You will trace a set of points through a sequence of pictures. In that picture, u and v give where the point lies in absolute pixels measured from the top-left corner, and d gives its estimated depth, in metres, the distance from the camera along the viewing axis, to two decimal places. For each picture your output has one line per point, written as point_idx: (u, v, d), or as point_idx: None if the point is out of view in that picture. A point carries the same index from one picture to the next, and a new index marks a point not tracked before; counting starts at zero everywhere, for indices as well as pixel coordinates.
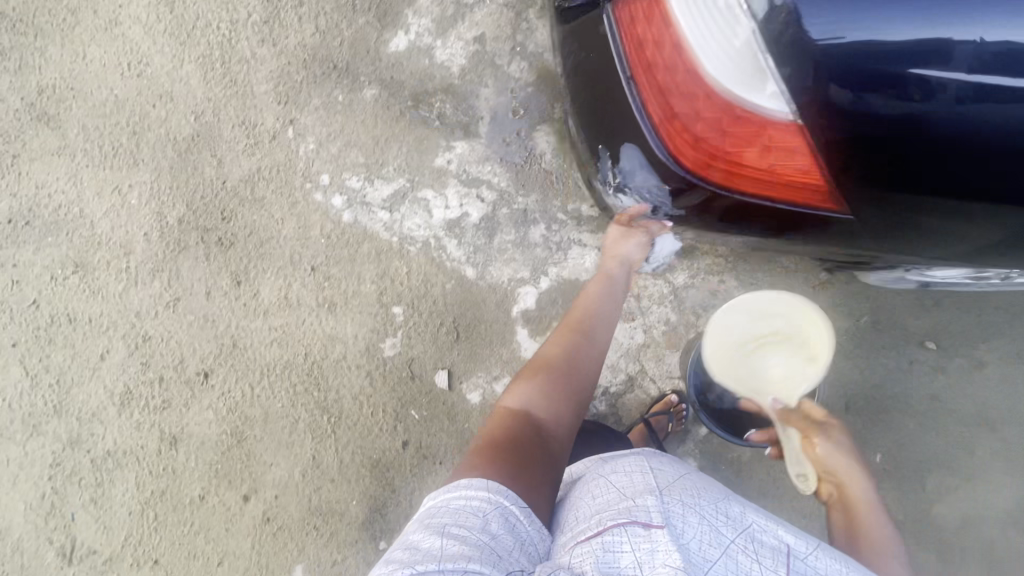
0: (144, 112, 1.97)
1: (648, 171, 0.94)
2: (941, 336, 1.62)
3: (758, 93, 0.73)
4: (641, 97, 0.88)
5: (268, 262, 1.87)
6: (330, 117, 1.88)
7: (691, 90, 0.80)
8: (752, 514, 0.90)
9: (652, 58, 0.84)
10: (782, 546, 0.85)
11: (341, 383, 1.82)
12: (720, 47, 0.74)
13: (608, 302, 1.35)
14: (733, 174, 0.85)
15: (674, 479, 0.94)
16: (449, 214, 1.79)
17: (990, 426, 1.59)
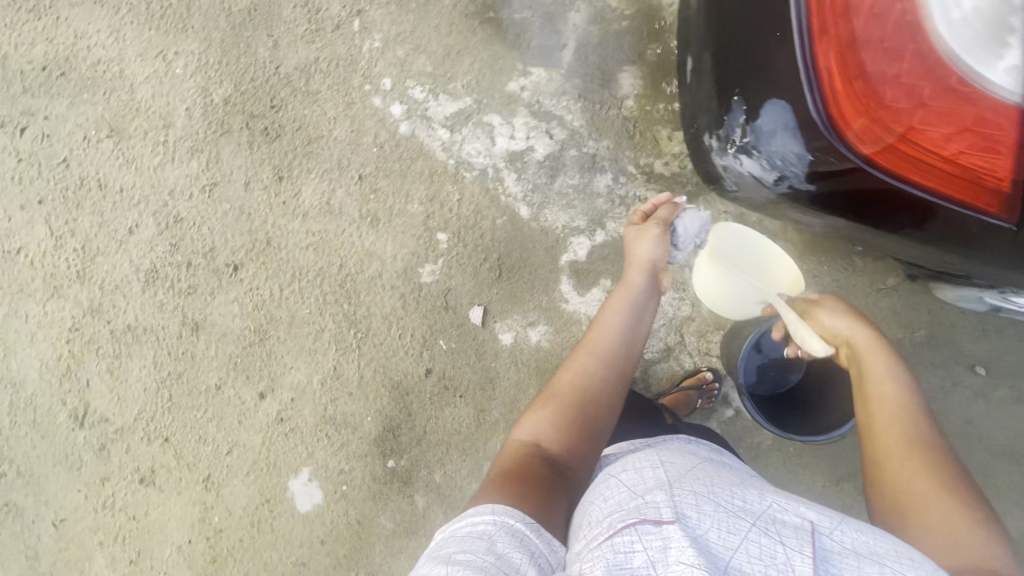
0: None
1: (795, 132, 0.87)
2: (993, 363, 1.58)
3: (989, 65, 0.65)
4: (824, 45, 0.77)
5: (314, 162, 1.77)
6: (401, 16, 1.73)
7: (901, 49, 0.70)
8: (773, 495, 0.69)
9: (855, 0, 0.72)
10: (808, 523, 0.63)
11: (372, 301, 1.77)
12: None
13: (640, 321, 1.21)
14: (914, 156, 0.77)
15: (685, 471, 0.76)
16: (513, 145, 1.68)
17: (1016, 460, 1.58)
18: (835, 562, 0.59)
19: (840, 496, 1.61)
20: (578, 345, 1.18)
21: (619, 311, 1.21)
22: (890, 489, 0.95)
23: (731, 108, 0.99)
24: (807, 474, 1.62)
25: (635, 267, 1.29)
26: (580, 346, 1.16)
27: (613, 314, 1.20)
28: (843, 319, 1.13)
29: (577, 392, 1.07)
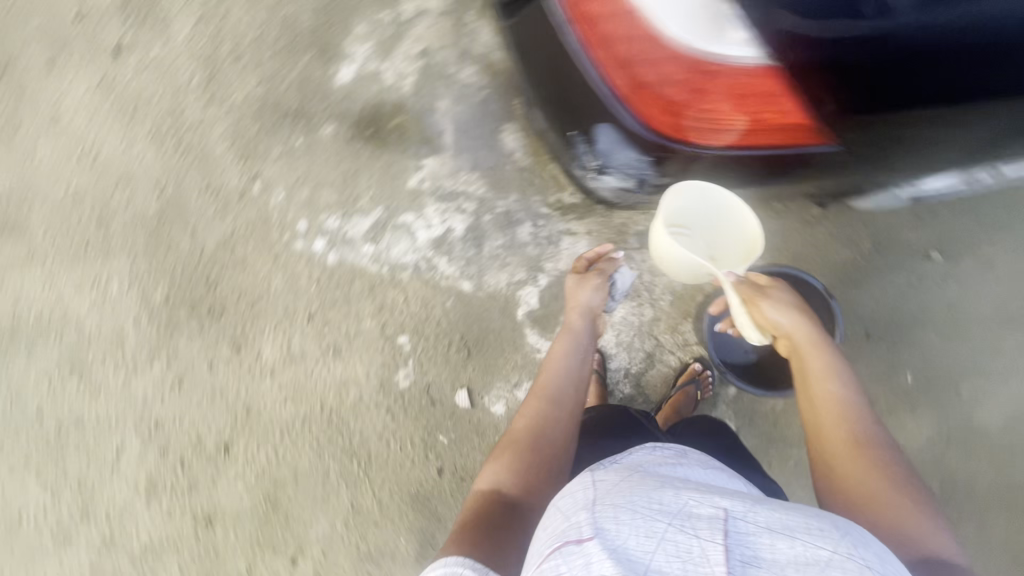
0: (106, 199, 1.93)
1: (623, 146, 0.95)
2: (945, 244, 1.61)
3: (725, 43, 0.74)
4: (605, 68, 0.86)
5: (264, 320, 1.83)
6: (294, 163, 1.85)
7: (654, 56, 0.79)
8: (692, 489, 0.68)
9: (607, 29, 0.82)
10: (725, 510, 0.61)
11: (363, 425, 1.79)
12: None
13: (584, 358, 1.26)
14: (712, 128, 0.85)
15: (612, 473, 0.75)
16: (433, 232, 1.77)
17: (1013, 322, 1.58)
18: (752, 547, 0.57)
19: None
20: (529, 387, 1.19)
21: (561, 348, 1.26)
22: (837, 488, 0.98)
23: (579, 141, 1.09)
24: None
25: (574, 310, 1.38)
26: (532, 387, 1.18)
27: (558, 353, 1.25)
28: (785, 313, 1.14)
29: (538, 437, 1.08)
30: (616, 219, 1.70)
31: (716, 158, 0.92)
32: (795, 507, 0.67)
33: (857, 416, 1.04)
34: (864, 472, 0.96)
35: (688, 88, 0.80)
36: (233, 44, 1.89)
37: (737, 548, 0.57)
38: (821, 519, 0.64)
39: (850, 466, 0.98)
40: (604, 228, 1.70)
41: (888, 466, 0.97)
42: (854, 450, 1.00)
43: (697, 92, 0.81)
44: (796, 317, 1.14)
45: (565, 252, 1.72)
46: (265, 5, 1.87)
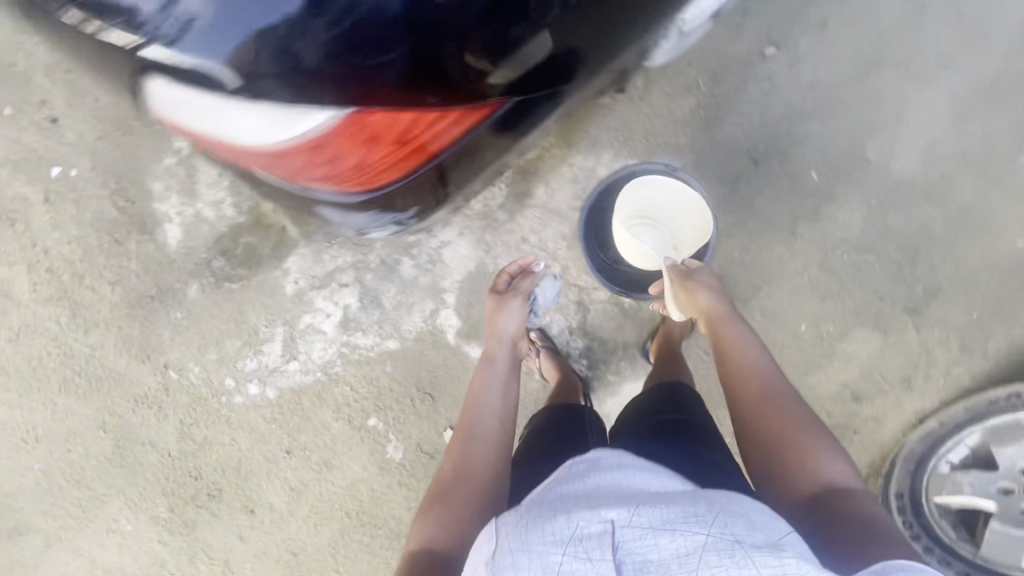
0: (67, 461, 1.98)
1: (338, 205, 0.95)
2: (776, 32, 1.50)
3: (305, 122, 0.75)
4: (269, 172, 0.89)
5: (256, 476, 1.89)
6: (186, 335, 1.85)
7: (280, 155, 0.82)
8: (583, 504, 0.74)
9: (237, 151, 0.84)
10: (612, 522, 0.68)
11: (390, 508, 1.85)
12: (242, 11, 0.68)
13: (506, 388, 1.23)
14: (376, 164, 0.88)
15: (516, 514, 0.79)
16: (335, 318, 1.76)
17: (880, 63, 1.48)
18: (638, 550, 0.66)
19: (804, 240, 1.56)
20: (456, 424, 1.16)
21: (480, 381, 1.24)
22: (757, 440, 0.98)
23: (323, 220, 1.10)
24: (764, 257, 1.57)
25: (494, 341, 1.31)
26: (459, 423, 1.15)
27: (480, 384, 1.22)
28: (704, 299, 1.20)
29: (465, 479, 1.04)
30: (475, 207, 1.64)
31: None
32: (680, 495, 0.76)
33: (767, 370, 1.05)
34: (781, 421, 0.97)
35: (320, 162, 0.85)
36: (67, 269, 1.87)
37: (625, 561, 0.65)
38: (701, 502, 0.74)
39: (767, 418, 0.98)
40: (470, 220, 1.65)
41: (819, 443, 0.94)
42: (787, 426, 0.96)
43: (336, 156, 0.84)
44: (714, 301, 1.19)
45: (452, 263, 1.68)
46: (68, 219, 1.84)
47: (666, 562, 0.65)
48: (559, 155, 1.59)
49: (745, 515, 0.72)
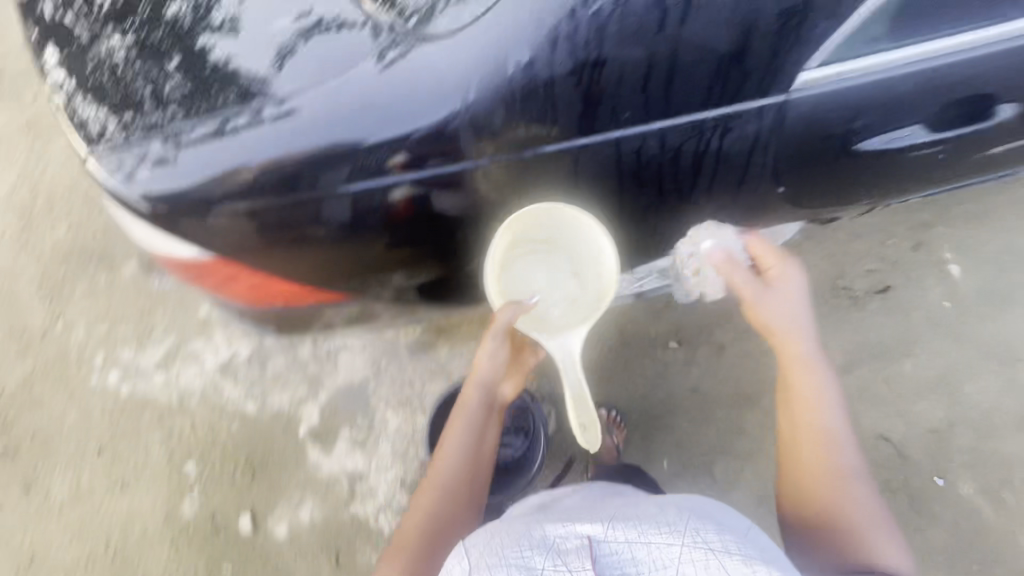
0: None
1: (241, 316, 1.09)
2: (681, 332, 1.71)
3: (133, 228, 0.90)
4: (224, 295, 0.98)
5: (56, 457, 1.82)
6: (95, 301, 1.92)
7: (215, 275, 0.93)
8: (550, 528, 0.83)
9: (193, 275, 0.93)
10: (584, 538, 0.79)
11: (147, 560, 1.73)
12: (216, 157, 0.82)
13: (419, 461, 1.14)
14: (261, 297, 0.98)
15: (486, 546, 0.83)
16: (220, 358, 1.83)
17: (751, 403, 1.68)
18: (612, 559, 0.76)
19: None
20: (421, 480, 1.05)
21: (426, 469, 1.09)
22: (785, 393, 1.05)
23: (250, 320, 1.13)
24: None
25: (469, 384, 1.07)
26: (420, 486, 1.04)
27: (448, 447, 1.04)
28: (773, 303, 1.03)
29: (450, 496, 1.01)
30: (387, 333, 1.80)
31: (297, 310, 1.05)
32: (654, 517, 0.85)
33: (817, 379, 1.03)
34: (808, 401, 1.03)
35: (216, 285, 0.94)
36: (48, 196, 2.03)
37: (601, 568, 0.74)
38: (668, 518, 0.84)
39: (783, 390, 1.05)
40: (377, 341, 1.80)
41: (841, 441, 1.01)
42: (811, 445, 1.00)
43: (238, 278, 0.93)
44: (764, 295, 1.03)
45: (342, 367, 1.80)
46: (78, 162, 2.05)
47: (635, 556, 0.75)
48: (474, 330, 1.78)
49: (697, 520, 0.84)
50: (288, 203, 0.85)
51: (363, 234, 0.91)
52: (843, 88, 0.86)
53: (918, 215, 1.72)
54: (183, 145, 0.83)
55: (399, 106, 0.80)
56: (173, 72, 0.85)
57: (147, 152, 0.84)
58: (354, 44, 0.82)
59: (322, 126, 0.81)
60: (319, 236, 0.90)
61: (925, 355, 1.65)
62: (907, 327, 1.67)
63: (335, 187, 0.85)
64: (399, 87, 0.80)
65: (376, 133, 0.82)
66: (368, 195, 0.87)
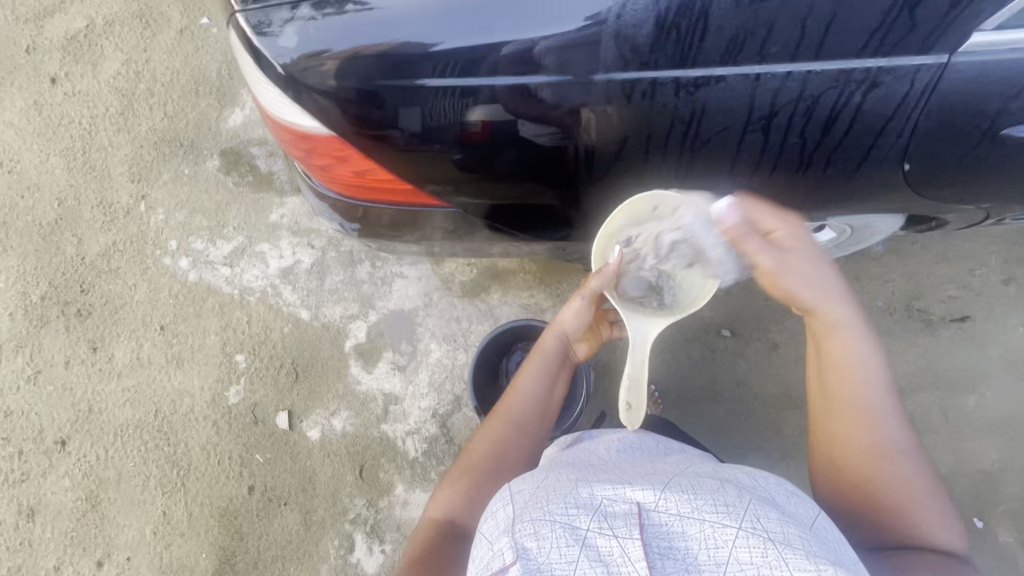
0: (12, 203, 2.07)
1: (328, 203, 1.11)
2: (735, 322, 1.69)
3: (261, 86, 0.89)
4: (326, 176, 0.99)
5: (122, 326, 1.95)
6: (177, 189, 2.03)
7: (329, 154, 0.93)
8: (596, 487, 0.67)
9: (306, 148, 0.93)
10: (636, 507, 0.63)
11: (189, 436, 1.85)
12: (360, 27, 0.80)
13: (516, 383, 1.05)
14: (363, 186, 0.99)
15: (525, 496, 0.68)
16: (284, 263, 1.91)
17: (794, 405, 1.64)
18: (668, 537, 0.60)
19: None
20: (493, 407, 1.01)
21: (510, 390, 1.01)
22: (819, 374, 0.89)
23: (331, 212, 1.15)
24: None
25: (549, 330, 1.06)
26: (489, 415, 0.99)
27: (523, 384, 1.00)
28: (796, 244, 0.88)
29: (522, 428, 0.96)
30: (444, 269, 1.84)
31: (386, 211, 1.07)
32: (716, 489, 0.69)
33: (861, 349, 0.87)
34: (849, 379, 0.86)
35: (327, 163, 0.95)
36: (150, 83, 2.13)
37: (654, 547, 0.59)
38: (732, 494, 0.68)
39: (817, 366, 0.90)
40: (433, 275, 1.84)
41: (887, 417, 0.85)
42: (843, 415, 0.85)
43: (351, 163, 0.93)
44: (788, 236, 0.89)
45: (395, 293, 1.85)
46: (181, 55, 2.14)
47: (697, 541, 0.60)
48: (529, 282, 1.80)
49: (771, 506, 0.67)
50: (366, 97, 0.82)
51: (432, 147, 0.88)
52: (1018, 58, 0.78)
53: (1013, 248, 1.63)
54: (330, 12, 0.82)
55: (531, 8, 0.79)
56: None
57: (294, 15, 0.83)
58: None
59: (467, 11, 0.80)
60: (392, 141, 0.87)
61: (991, 394, 1.58)
62: (978, 362, 1.59)
63: (411, 86, 0.82)
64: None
65: (524, 27, 0.80)
66: (445, 103, 0.83)
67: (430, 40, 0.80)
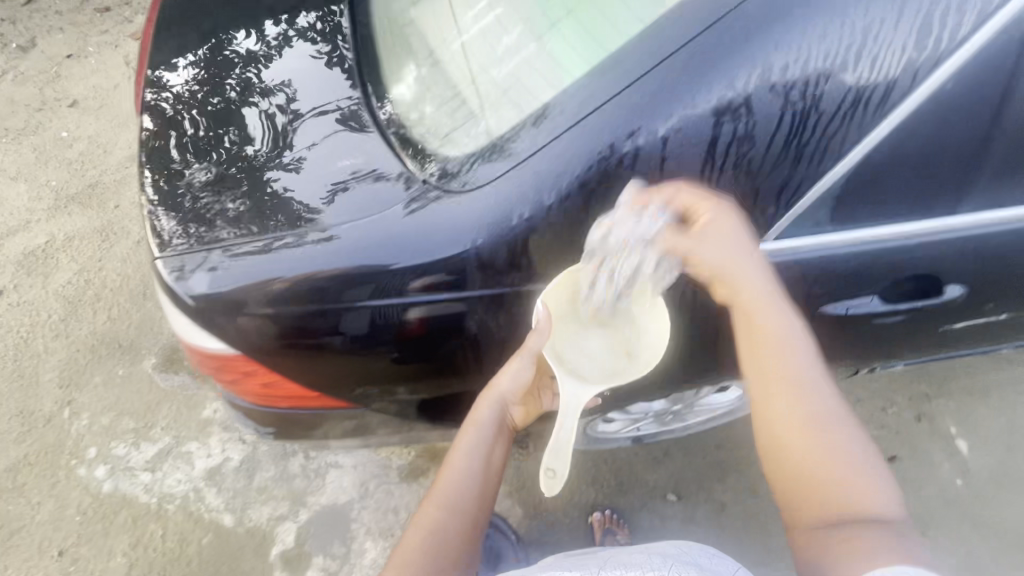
0: None
1: (246, 418, 1.15)
2: (680, 485, 1.66)
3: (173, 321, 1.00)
4: (241, 391, 1.06)
5: (12, 554, 1.72)
6: (107, 391, 1.99)
7: (238, 371, 1.02)
8: None
9: (218, 370, 1.02)
10: None
11: None
12: (274, 262, 0.93)
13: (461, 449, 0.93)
14: (275, 398, 1.07)
15: None
16: (211, 462, 1.82)
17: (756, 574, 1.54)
18: None
19: None
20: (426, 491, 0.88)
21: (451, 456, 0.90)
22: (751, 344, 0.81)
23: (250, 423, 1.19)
24: None
25: (484, 396, 0.96)
26: (423, 498, 0.85)
27: (460, 455, 0.90)
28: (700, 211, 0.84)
29: (457, 508, 0.83)
30: (382, 454, 1.78)
31: (303, 416, 1.12)
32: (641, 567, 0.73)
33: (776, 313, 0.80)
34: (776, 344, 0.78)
35: (238, 380, 1.03)
36: (98, 289, 2.22)
37: None
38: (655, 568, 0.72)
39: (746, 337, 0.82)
40: (370, 461, 1.78)
41: (809, 384, 0.76)
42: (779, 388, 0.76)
43: (260, 376, 1.02)
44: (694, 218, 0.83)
45: (329, 486, 1.75)
46: (135, 262, 2.28)
47: None
48: None
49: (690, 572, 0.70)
50: (313, 314, 0.94)
51: (376, 346, 1.00)
52: (807, 257, 0.97)
53: (916, 386, 1.75)
54: (245, 252, 0.95)
55: (403, 242, 0.92)
56: (232, 193, 1.02)
57: (204, 260, 0.96)
58: (386, 189, 0.96)
59: (357, 246, 0.93)
60: (333, 346, 0.99)
61: (945, 541, 1.53)
62: (920, 505, 1.58)
63: (355, 303, 0.94)
64: (425, 221, 0.92)
65: (395, 257, 0.93)
66: (384, 312, 0.96)
67: (316, 273, 0.93)
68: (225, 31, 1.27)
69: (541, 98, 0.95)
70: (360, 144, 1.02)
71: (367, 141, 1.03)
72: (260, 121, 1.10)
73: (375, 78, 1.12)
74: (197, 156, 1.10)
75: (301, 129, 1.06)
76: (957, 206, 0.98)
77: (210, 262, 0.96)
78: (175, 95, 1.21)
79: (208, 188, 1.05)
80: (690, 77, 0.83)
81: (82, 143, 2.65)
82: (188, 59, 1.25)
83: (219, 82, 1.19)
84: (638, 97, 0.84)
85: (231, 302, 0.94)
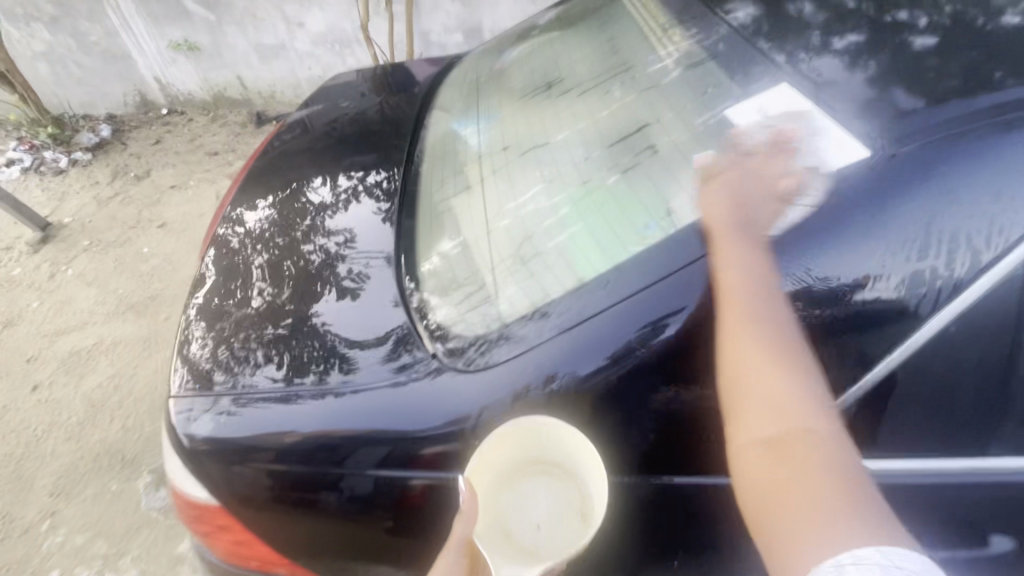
0: None
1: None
2: None
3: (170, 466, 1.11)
4: (216, 543, 1.09)
5: None
6: (93, 507, 1.93)
7: (216, 521, 1.07)
8: None
9: (199, 518, 1.08)
10: None
11: None
12: (288, 419, 1.02)
13: None
14: (244, 554, 1.08)
15: None
16: None
17: None
18: None
19: None
20: None
21: None
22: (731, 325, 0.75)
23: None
24: None
25: None
26: None
27: None
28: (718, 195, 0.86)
29: None
30: None
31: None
32: None
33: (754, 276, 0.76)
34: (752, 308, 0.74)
35: (214, 529, 1.08)
36: (121, 395, 2.27)
37: None
38: None
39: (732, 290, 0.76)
40: None
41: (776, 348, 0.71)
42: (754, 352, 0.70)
43: (233, 529, 1.07)
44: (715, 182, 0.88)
45: None
46: (164, 372, 2.34)
47: None
48: None
49: None
50: (319, 472, 1.00)
51: (374, 512, 1.02)
52: None
53: None
54: (265, 403, 1.05)
55: (405, 413, 0.99)
56: (270, 340, 1.14)
57: (215, 404, 1.08)
58: (402, 357, 1.05)
59: (366, 413, 1.00)
60: (328, 504, 1.02)
61: None
62: None
63: (362, 469, 0.99)
64: (419, 394, 1.00)
65: (398, 426, 0.98)
66: (387, 482, 1.00)
67: (323, 435, 1.00)
68: (311, 176, 1.48)
69: (550, 290, 1.02)
70: (375, 310, 1.13)
71: (383, 309, 1.13)
72: (311, 273, 1.24)
73: (416, 241, 1.25)
74: (235, 297, 1.26)
75: (331, 289, 1.19)
76: (987, 450, 0.94)
77: (236, 409, 1.06)
78: (248, 231, 1.40)
79: (250, 331, 1.18)
80: (676, 295, 0.91)
81: (157, 259, 2.94)
82: (266, 203, 1.46)
83: (289, 226, 1.37)
84: (626, 311, 0.92)
85: (240, 450, 1.02)
